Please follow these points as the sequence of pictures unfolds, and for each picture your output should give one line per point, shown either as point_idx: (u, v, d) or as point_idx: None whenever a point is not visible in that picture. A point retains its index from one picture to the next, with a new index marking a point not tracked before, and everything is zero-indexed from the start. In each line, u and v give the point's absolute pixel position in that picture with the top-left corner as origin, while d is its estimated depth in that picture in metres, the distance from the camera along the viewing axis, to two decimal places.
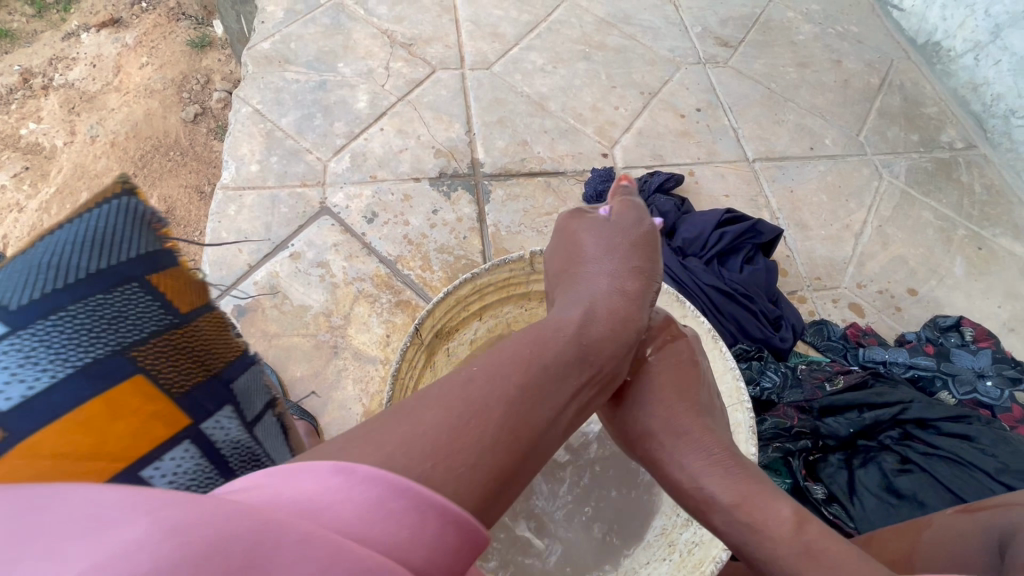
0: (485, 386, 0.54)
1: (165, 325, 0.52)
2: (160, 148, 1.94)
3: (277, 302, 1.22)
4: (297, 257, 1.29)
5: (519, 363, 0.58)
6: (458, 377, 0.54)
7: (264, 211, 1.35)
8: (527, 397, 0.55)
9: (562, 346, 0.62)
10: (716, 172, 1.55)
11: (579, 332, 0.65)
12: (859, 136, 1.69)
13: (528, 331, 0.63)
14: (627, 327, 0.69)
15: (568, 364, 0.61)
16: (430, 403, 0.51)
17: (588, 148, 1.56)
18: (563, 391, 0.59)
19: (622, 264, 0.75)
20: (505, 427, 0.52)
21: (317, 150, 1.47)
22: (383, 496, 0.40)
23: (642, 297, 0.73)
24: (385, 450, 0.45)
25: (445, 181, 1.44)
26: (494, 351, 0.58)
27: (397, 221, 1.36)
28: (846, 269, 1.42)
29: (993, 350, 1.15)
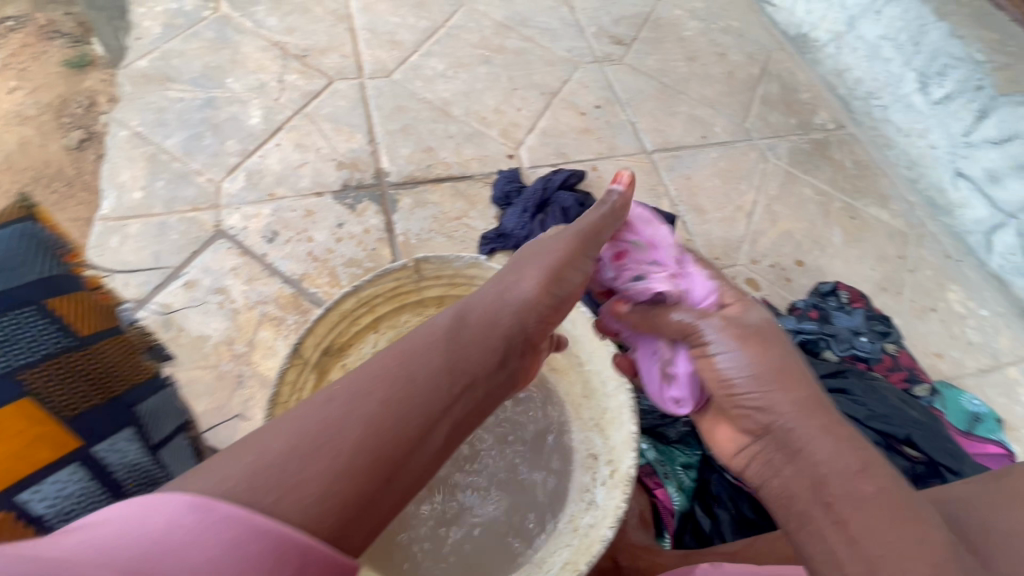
0: (342, 407, 0.49)
1: (58, 348, 0.62)
2: (36, 181, 1.77)
3: (172, 335, 1.15)
4: (192, 285, 1.21)
5: (381, 379, 0.53)
6: (314, 399, 0.50)
7: (152, 240, 1.27)
8: (387, 413, 0.50)
9: (428, 358, 0.57)
10: (618, 166, 1.62)
11: (451, 337, 0.60)
12: (745, 123, 1.82)
13: (397, 345, 0.58)
14: (508, 328, 0.65)
15: (441, 371, 0.56)
16: (280, 430, 0.46)
17: (494, 151, 1.58)
18: (432, 402, 0.54)
19: (506, 270, 0.72)
20: (365, 445, 0.47)
21: (209, 171, 1.39)
22: (244, 536, 0.38)
23: (535, 296, 0.69)
24: (221, 487, 0.40)
25: (349, 194, 1.41)
26: (360, 368, 0.54)
27: (300, 239, 1.31)
28: (740, 247, 1.52)
29: (865, 310, 1.28)
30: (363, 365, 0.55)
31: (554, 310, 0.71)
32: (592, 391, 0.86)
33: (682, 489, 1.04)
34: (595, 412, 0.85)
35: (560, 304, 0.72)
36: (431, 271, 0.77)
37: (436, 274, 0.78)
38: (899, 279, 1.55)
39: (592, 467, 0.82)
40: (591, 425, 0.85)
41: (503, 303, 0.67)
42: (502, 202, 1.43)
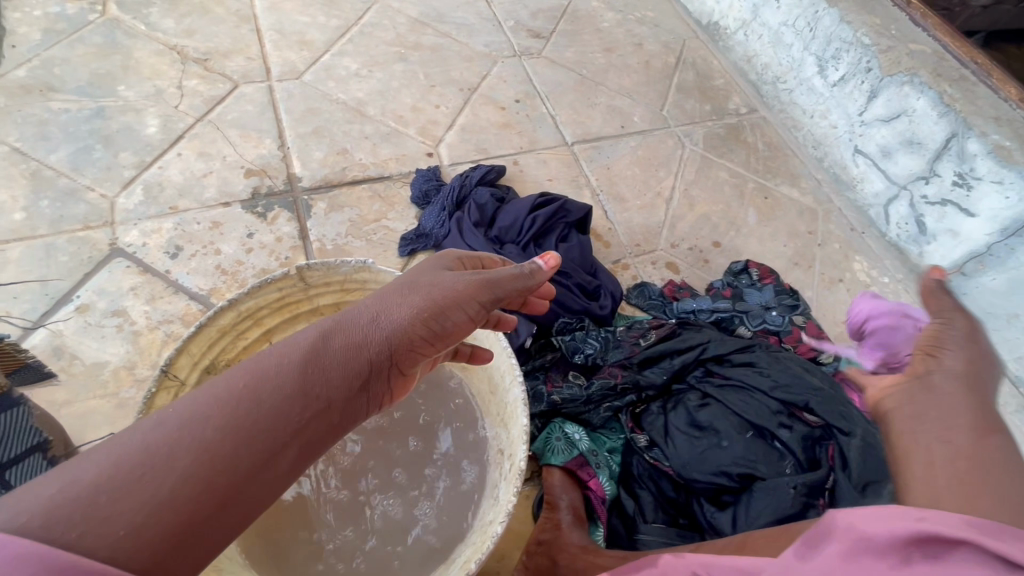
0: (172, 433, 0.48)
1: None
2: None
3: (63, 365, 1.07)
4: (85, 309, 1.13)
5: (225, 402, 0.52)
6: (151, 420, 0.49)
7: (37, 264, 1.17)
8: (224, 440, 0.50)
9: (281, 377, 0.55)
10: (539, 159, 1.63)
11: (312, 354, 0.59)
12: (662, 111, 1.87)
13: (255, 361, 0.57)
14: (377, 347, 0.64)
15: (291, 392, 0.55)
16: (107, 454, 0.45)
17: (412, 150, 1.55)
18: (276, 427, 0.53)
19: (392, 289, 0.71)
20: (194, 473, 0.47)
21: (101, 186, 1.31)
22: (36, 575, 0.36)
23: (415, 322, 0.67)
24: (23, 519, 0.39)
25: (259, 202, 1.35)
26: (211, 386, 0.53)
27: (206, 252, 1.25)
28: (660, 233, 1.56)
29: (774, 285, 1.35)
30: (210, 383, 0.54)
31: (436, 335, 0.69)
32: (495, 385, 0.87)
33: (612, 476, 1.04)
34: (500, 406, 0.85)
35: (445, 329, 0.70)
36: (316, 279, 0.75)
37: (324, 281, 0.76)
38: (809, 253, 1.64)
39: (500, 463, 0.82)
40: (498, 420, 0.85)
41: (375, 323, 0.65)
42: (421, 202, 1.41)
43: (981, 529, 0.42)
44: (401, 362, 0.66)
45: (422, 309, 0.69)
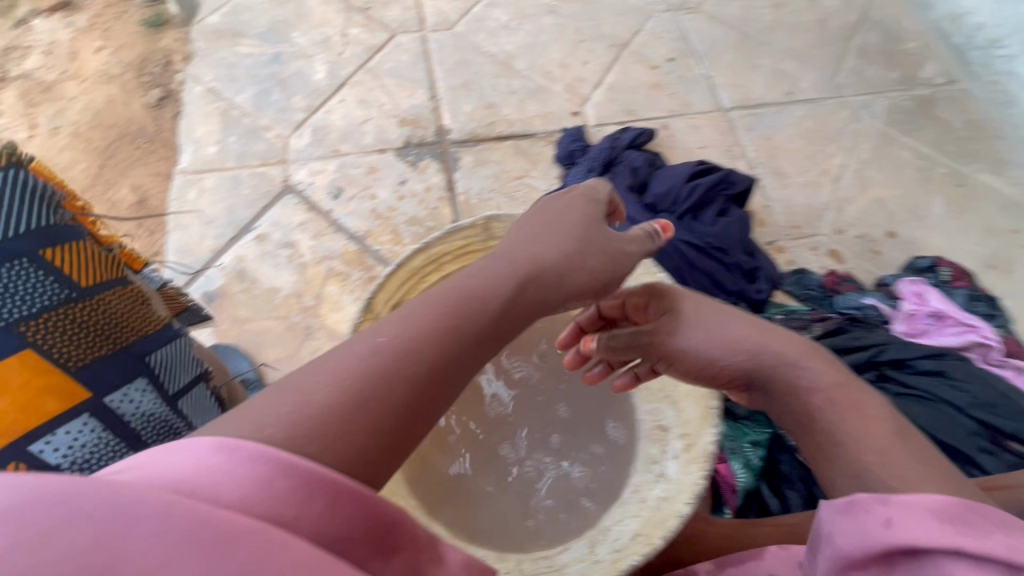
0: (388, 362, 0.51)
1: (61, 301, 0.55)
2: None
3: (246, 286, 1.20)
4: (263, 239, 1.25)
5: (415, 332, 0.54)
6: (349, 347, 0.52)
7: (226, 193, 1.31)
8: (422, 367, 0.53)
9: (470, 321, 0.58)
10: (691, 124, 1.51)
11: (484, 293, 0.62)
12: (838, 77, 1.64)
13: (432, 296, 0.60)
14: (543, 288, 0.67)
15: (470, 326, 0.58)
16: (320, 375, 0.48)
17: (558, 107, 1.51)
18: (461, 358, 0.56)
19: (552, 235, 0.73)
20: (399, 396, 0.50)
21: (277, 126, 1.41)
22: (269, 473, 0.38)
23: (577, 268, 0.71)
24: (264, 434, 0.42)
25: (412, 151, 1.40)
26: (395, 317, 0.56)
27: (364, 195, 1.32)
28: (824, 215, 1.39)
29: (968, 290, 1.16)
30: (408, 317, 0.56)
31: (596, 282, 0.73)
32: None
33: (748, 466, 0.97)
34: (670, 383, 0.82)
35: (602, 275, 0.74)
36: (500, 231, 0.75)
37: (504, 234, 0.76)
38: (1010, 256, 1.38)
39: (659, 439, 0.80)
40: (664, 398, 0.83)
41: (539, 264, 0.68)
42: (566, 162, 1.38)
43: (951, 525, 0.45)
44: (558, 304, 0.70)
45: (586, 259, 0.72)
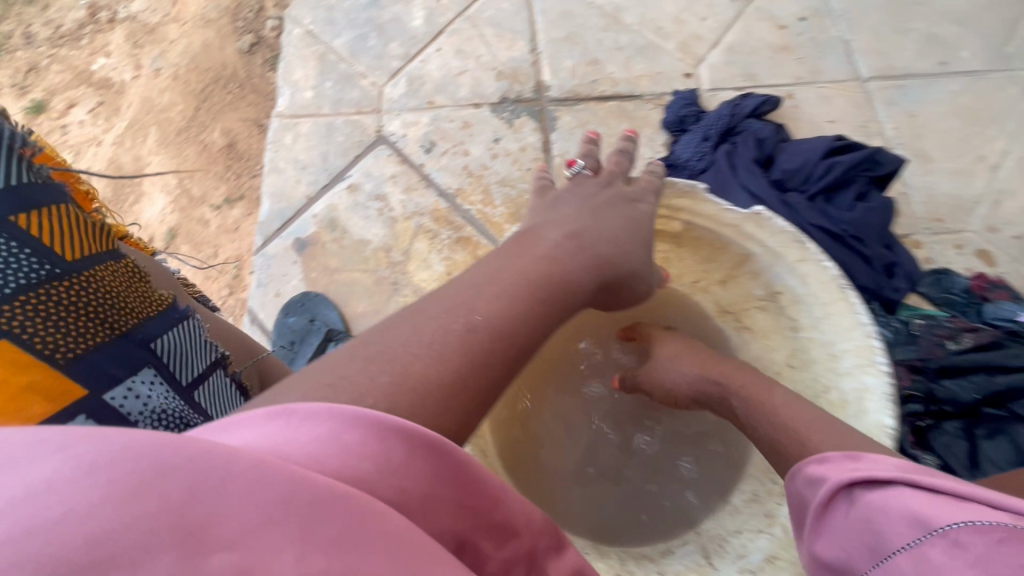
0: (484, 344, 0.51)
1: (40, 277, 0.45)
2: (218, 82, 2.13)
3: (336, 236, 1.19)
4: (355, 189, 1.23)
5: (493, 299, 0.54)
6: (429, 316, 0.51)
7: (320, 140, 1.29)
8: (505, 335, 0.53)
9: (555, 307, 0.60)
10: (821, 94, 1.33)
11: (553, 267, 0.62)
12: (1010, 44, 1.38)
13: (500, 267, 0.59)
14: (607, 271, 0.67)
15: (545, 299, 0.59)
16: (404, 347, 0.48)
17: (669, 68, 1.37)
18: (539, 331, 0.57)
19: (607, 226, 0.70)
20: (485, 363, 0.51)
21: (372, 74, 1.37)
22: (338, 429, 0.35)
23: (634, 258, 0.70)
24: (363, 401, 0.42)
25: (508, 107, 1.32)
26: (464, 285, 0.56)
27: (456, 151, 1.27)
28: (975, 209, 1.20)
29: None
30: (498, 294, 0.55)
31: (642, 278, 0.73)
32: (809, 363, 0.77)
33: None
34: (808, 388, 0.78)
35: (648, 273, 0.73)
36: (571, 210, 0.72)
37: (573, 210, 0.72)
38: None
39: None
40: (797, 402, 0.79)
41: (601, 250, 0.67)
42: (674, 127, 1.25)
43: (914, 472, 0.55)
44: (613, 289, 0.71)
45: (641, 252, 0.71)
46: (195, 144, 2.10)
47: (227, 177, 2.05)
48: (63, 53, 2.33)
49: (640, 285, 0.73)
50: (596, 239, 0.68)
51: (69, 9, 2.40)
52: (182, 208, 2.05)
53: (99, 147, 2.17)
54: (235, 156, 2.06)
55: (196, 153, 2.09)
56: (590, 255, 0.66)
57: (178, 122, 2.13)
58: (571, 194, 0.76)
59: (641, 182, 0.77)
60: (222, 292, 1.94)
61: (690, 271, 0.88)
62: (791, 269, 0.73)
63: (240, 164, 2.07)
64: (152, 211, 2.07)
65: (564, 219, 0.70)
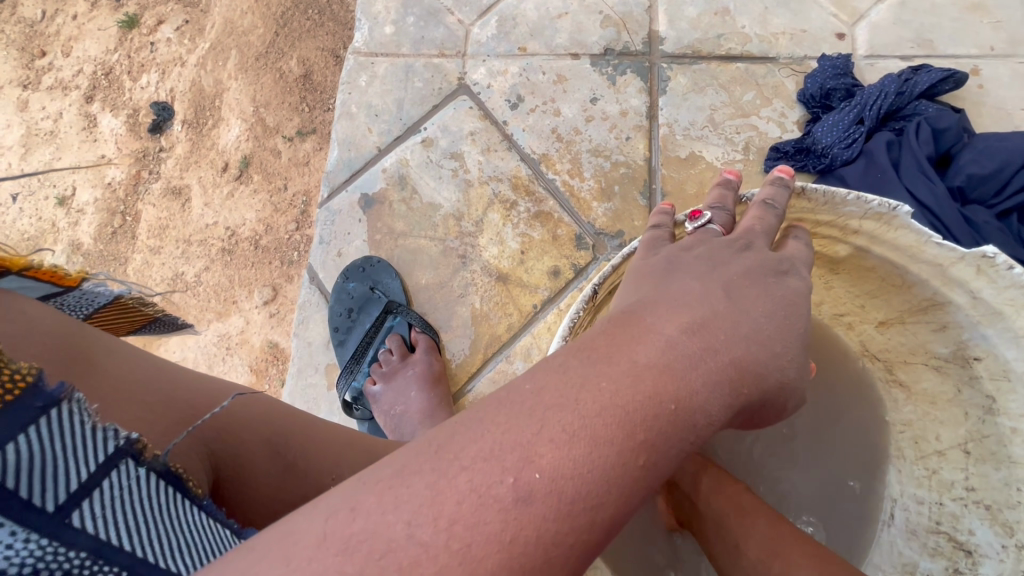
0: (542, 524, 0.36)
1: None
2: (299, 6, 2.09)
3: (405, 197, 1.08)
4: (429, 144, 1.11)
5: (562, 444, 0.38)
6: (460, 465, 0.37)
7: (397, 84, 1.16)
8: (571, 510, 0.37)
9: (663, 451, 0.42)
10: (1018, 72, 1.04)
11: (659, 388, 0.43)
12: None
13: (582, 380, 0.42)
14: (736, 391, 0.48)
15: (643, 444, 0.41)
16: (406, 526, 0.34)
17: (816, 25, 1.11)
18: (632, 492, 0.40)
19: (739, 321, 0.51)
20: (538, 558, 0.36)
21: (460, 10, 1.20)
22: None
23: (774, 373, 0.51)
24: None
25: (611, 61, 1.13)
26: (524, 412, 0.40)
27: (546, 110, 1.11)
28: None
29: None
30: (576, 438, 0.39)
31: (783, 394, 0.53)
32: (995, 457, 0.65)
33: None
34: (994, 491, 0.65)
35: (795, 384, 0.53)
36: (680, 288, 0.53)
37: (684, 287, 0.53)
38: None
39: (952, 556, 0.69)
40: (966, 498, 0.68)
41: (728, 359, 0.47)
42: (816, 102, 1.02)
43: None
44: (740, 412, 0.51)
45: (786, 357, 0.52)
46: (273, 72, 2.04)
47: (301, 110, 2.01)
48: None
49: (783, 399, 0.52)
50: (718, 337, 0.48)
51: None
52: (256, 137, 2.01)
53: (182, 67, 2.15)
54: (310, 88, 2.02)
55: (273, 81, 2.04)
56: (712, 360, 0.47)
57: (258, 48, 2.08)
58: (694, 260, 0.58)
59: (786, 250, 0.61)
60: (289, 227, 1.93)
61: (836, 299, 0.77)
62: (1012, 335, 0.59)
63: (314, 96, 2.02)
64: (226, 139, 2.05)
65: (684, 299, 0.52)
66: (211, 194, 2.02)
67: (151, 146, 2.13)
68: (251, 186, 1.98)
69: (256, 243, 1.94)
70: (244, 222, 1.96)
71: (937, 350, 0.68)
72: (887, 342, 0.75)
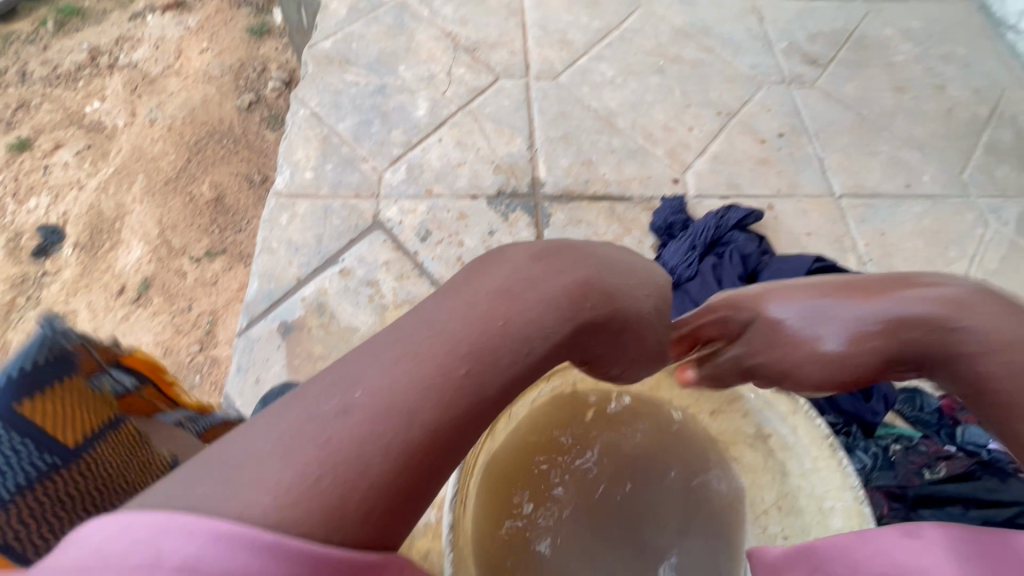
0: (368, 424, 0.36)
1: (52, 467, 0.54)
2: (214, 136, 2.30)
3: (323, 322, 1.17)
4: (347, 273, 1.23)
5: (402, 353, 0.39)
6: (308, 390, 0.38)
7: (317, 223, 1.29)
8: (395, 419, 0.36)
9: (509, 354, 0.41)
10: (799, 208, 1.42)
11: (516, 299, 0.44)
12: (962, 174, 1.52)
13: (439, 302, 0.43)
14: (606, 302, 0.48)
15: (484, 348, 0.40)
16: (247, 440, 0.35)
17: (658, 172, 1.45)
18: (474, 390, 0.39)
19: (612, 247, 0.53)
20: (359, 455, 0.34)
21: (373, 158, 1.40)
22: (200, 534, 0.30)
23: (643, 293, 0.52)
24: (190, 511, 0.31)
25: (504, 200, 1.36)
26: (384, 336, 0.41)
27: (451, 241, 1.29)
28: None
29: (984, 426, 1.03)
30: (418, 342, 0.40)
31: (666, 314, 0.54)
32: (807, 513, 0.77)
33: None
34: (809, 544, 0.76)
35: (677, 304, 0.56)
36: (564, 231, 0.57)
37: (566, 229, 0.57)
38: None
39: None
40: None
41: (584, 272, 0.47)
42: (663, 232, 1.31)
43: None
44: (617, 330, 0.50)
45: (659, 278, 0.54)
46: (183, 195, 2.15)
47: (211, 230, 2.08)
48: (57, 93, 2.45)
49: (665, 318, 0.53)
50: (582, 255, 0.50)
51: (68, 51, 2.61)
52: (159, 258, 2.02)
53: (79, 190, 2.17)
54: (222, 210, 2.13)
55: (183, 204, 2.13)
56: (575, 274, 0.47)
57: (167, 172, 2.20)
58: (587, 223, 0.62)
59: None
60: (192, 347, 1.85)
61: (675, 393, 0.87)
62: None
63: (226, 219, 2.12)
64: (126, 261, 2.02)
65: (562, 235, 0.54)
66: (101, 317, 1.93)
67: (32, 270, 2.03)
68: (150, 308, 1.93)
69: None
70: (140, 344, 1.87)
71: (745, 428, 0.84)
72: (720, 427, 0.86)
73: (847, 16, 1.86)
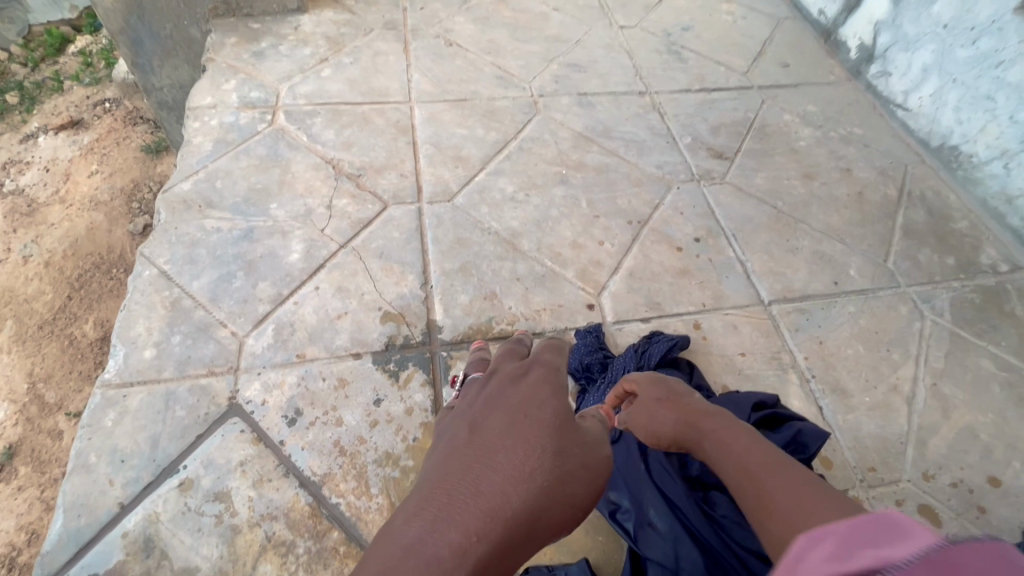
0: None
1: None
2: (100, 267, 2.39)
3: (151, 567, 0.89)
4: (188, 487, 0.96)
5: None
6: None
7: (153, 419, 1.03)
8: None
9: None
10: (727, 323, 1.28)
11: None
12: (887, 262, 1.44)
13: None
14: (490, 536, 0.39)
15: None
16: None
17: (570, 299, 1.29)
18: None
19: (484, 453, 0.46)
20: None
21: (234, 322, 1.17)
22: None
23: (534, 493, 0.44)
24: None
25: (393, 356, 1.15)
26: None
27: (326, 421, 1.06)
28: (904, 452, 1.13)
29: None
30: None
31: (558, 488, 0.45)
32: None
33: None
34: None
35: (567, 464, 0.47)
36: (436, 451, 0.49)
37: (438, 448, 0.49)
38: None
39: None
40: None
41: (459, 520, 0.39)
42: (580, 374, 1.14)
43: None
44: (517, 547, 0.41)
45: (530, 454, 0.46)
46: (63, 338, 2.18)
47: None
48: None
49: (559, 493, 0.45)
50: (455, 486, 0.42)
51: None
52: (29, 418, 1.97)
53: None
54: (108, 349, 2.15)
55: (62, 346, 2.15)
56: (449, 514, 0.39)
57: (43, 312, 2.25)
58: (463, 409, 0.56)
59: None
60: None
61: None
62: None
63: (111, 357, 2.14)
64: None
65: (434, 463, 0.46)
66: None
67: None
68: (14, 482, 1.81)
69: (12, 563, 1.63)
70: None
71: None
72: None
73: (747, 103, 1.85)
